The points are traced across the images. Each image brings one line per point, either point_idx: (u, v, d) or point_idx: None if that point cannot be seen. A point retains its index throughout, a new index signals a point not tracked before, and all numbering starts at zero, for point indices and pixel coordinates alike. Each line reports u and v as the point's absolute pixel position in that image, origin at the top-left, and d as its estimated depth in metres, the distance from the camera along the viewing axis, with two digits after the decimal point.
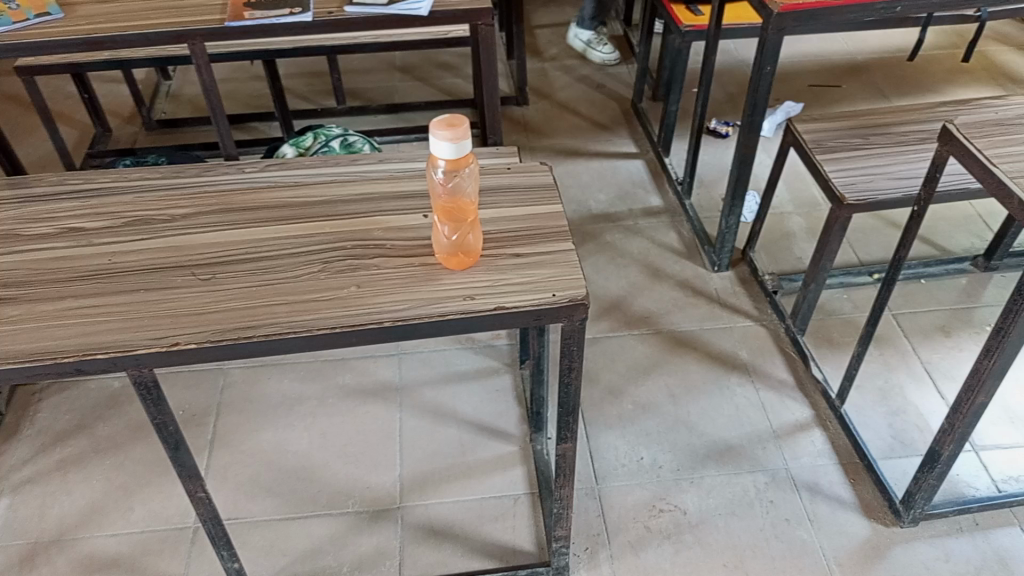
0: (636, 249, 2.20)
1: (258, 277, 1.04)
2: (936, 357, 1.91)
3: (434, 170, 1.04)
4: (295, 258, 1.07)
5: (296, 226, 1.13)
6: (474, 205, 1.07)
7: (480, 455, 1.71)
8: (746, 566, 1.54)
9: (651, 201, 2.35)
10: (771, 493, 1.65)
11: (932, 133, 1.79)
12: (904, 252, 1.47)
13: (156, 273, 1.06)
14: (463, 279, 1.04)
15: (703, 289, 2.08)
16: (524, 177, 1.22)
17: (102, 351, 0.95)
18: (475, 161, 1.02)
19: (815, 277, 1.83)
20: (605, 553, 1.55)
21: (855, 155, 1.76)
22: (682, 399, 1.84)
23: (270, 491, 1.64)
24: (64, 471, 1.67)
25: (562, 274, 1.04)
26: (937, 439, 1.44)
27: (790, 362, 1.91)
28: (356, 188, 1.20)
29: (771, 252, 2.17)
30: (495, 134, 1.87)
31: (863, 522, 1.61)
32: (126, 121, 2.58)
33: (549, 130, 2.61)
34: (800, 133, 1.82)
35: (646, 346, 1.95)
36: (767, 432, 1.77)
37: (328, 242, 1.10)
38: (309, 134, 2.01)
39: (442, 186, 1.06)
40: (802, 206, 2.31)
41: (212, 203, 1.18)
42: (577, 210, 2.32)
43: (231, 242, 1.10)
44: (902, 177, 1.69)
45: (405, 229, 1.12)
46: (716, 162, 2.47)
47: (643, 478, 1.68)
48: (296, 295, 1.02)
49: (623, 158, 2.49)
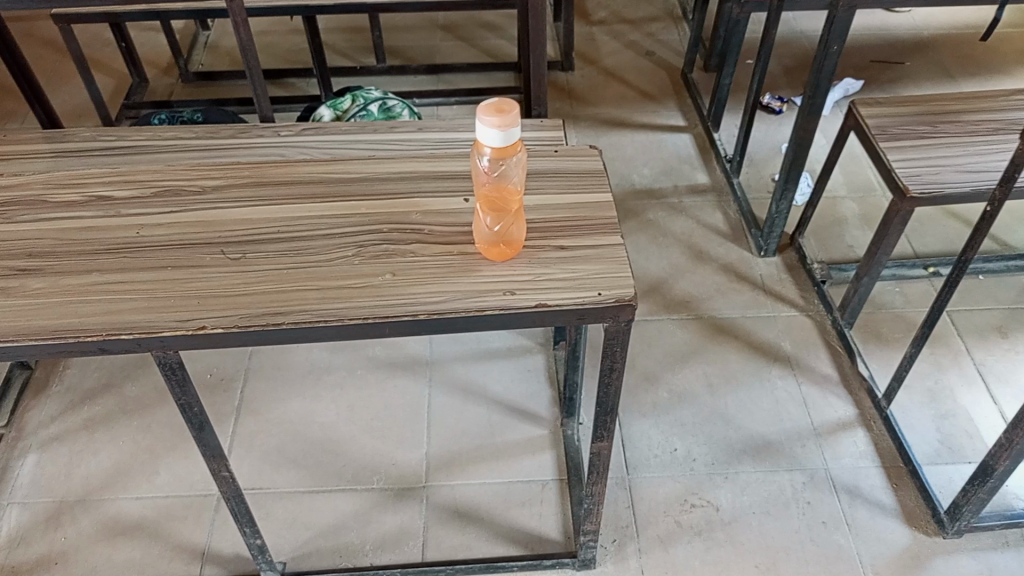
0: (679, 229, 2.11)
1: (291, 259, 0.99)
2: (991, 359, 1.83)
3: (479, 158, 0.98)
4: (329, 240, 1.02)
5: (330, 205, 1.07)
6: (518, 194, 1.02)
7: (510, 437, 1.67)
8: (780, 568, 1.49)
9: (697, 177, 2.26)
10: (809, 493, 1.60)
11: (1005, 123, 1.68)
12: (972, 253, 1.38)
13: (185, 249, 1.00)
14: (504, 271, 0.98)
15: (747, 275, 2.00)
16: (572, 160, 1.14)
17: (125, 332, 0.91)
18: (524, 149, 0.97)
19: (869, 270, 1.74)
20: (633, 547, 1.51)
21: (921, 144, 1.65)
22: (720, 389, 1.78)
23: (295, 463, 1.62)
24: (90, 430, 1.66)
25: (608, 271, 0.98)
26: (993, 452, 1.37)
27: (835, 356, 1.84)
28: (393, 163, 1.13)
29: (821, 239, 2.08)
30: (539, 105, 1.78)
31: (904, 530, 1.55)
32: (163, 72, 2.53)
33: (594, 98, 2.51)
34: (863, 118, 1.72)
35: (686, 332, 1.88)
36: (808, 429, 1.71)
37: (362, 223, 1.04)
38: (347, 96, 1.94)
39: (487, 174, 1.01)
40: (856, 190, 2.21)
41: (243, 175, 1.12)
42: (620, 184, 2.23)
43: (263, 218, 1.05)
44: (971, 169, 1.59)
45: (444, 212, 1.06)
46: (769, 140, 2.36)
47: (675, 470, 1.63)
48: (328, 281, 0.97)
49: (671, 131, 2.39)
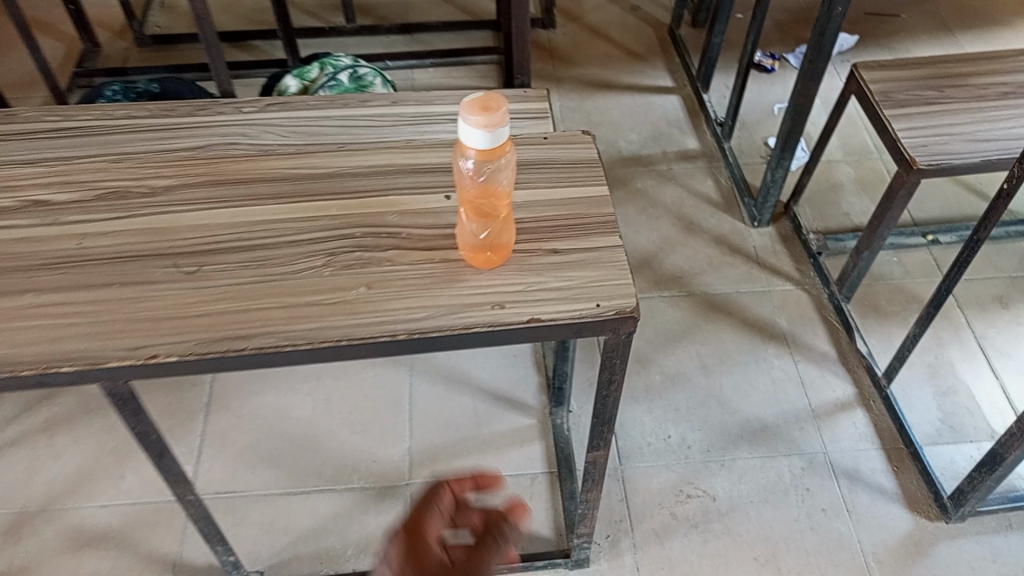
0: (669, 198, 2.02)
1: (254, 272, 0.89)
2: (992, 332, 1.78)
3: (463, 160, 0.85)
4: (295, 248, 0.91)
5: (295, 206, 0.96)
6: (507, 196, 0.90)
7: (496, 428, 1.59)
8: (779, 561, 1.44)
9: (687, 142, 2.15)
10: (807, 479, 1.55)
11: (1015, 87, 1.59)
12: (985, 233, 1.30)
13: (134, 262, 0.90)
14: (491, 281, 0.89)
15: (741, 247, 1.92)
16: (563, 148, 1.04)
17: (67, 364, 0.81)
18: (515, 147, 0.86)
19: (870, 244, 1.66)
20: (627, 542, 1.46)
21: (927, 111, 1.56)
22: (715, 370, 1.70)
23: (270, 462, 1.54)
24: (50, 433, 1.57)
25: (606, 279, 0.89)
26: (1002, 442, 1.31)
27: (833, 332, 1.77)
28: (365, 155, 1.02)
29: (817, 206, 2.00)
30: (521, 74, 1.66)
31: (905, 515, 1.51)
32: (116, 35, 2.36)
33: (578, 58, 2.39)
34: (865, 82, 1.62)
35: (678, 310, 1.80)
36: (805, 410, 1.64)
37: (332, 227, 0.93)
38: (315, 64, 1.80)
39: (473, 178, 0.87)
40: (851, 153, 2.12)
41: (197, 172, 1.00)
42: (606, 150, 2.12)
43: (220, 222, 0.94)
44: (980, 138, 1.50)
45: (424, 213, 0.95)
46: (761, 102, 2.25)
47: (670, 459, 1.57)
48: (295, 297, 0.87)
49: (659, 93, 2.28)
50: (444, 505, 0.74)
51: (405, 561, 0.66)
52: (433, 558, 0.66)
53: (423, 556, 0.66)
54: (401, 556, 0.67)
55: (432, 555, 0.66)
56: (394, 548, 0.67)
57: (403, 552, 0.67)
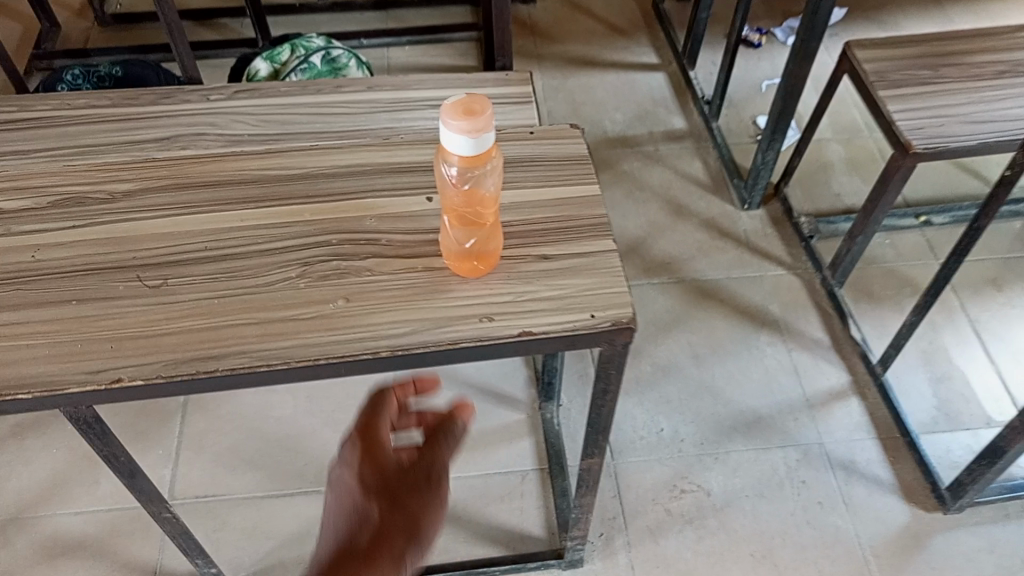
0: (657, 181, 1.96)
1: (224, 285, 0.82)
2: (986, 315, 1.75)
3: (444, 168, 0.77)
4: (268, 258, 0.85)
5: (266, 210, 0.89)
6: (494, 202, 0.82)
7: (484, 424, 1.55)
8: (776, 557, 1.42)
9: (673, 121, 2.09)
10: (803, 471, 1.52)
11: (1012, 65, 1.54)
12: (986, 221, 1.26)
13: (92, 276, 0.83)
14: (479, 292, 0.83)
15: (731, 231, 1.87)
16: (551, 143, 0.97)
17: (21, 392, 0.74)
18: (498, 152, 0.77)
19: (864, 228, 1.62)
20: (621, 541, 1.42)
21: (924, 91, 1.50)
22: (707, 360, 1.66)
23: (250, 465, 1.48)
24: (18, 438, 1.49)
25: (601, 287, 0.84)
26: (1004, 434, 1.28)
27: (826, 318, 1.73)
28: (341, 153, 0.95)
29: (808, 187, 1.95)
30: (503, 56, 1.59)
31: (903, 507, 1.48)
32: (76, 15, 2.24)
33: (560, 34, 2.31)
34: (860, 62, 1.57)
35: (668, 298, 1.75)
36: (799, 400, 1.61)
37: (307, 234, 0.87)
38: (286, 46, 1.71)
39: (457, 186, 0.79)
40: (841, 131, 2.07)
41: (160, 173, 0.93)
42: (591, 131, 2.06)
43: (186, 229, 0.87)
44: (978, 120, 1.45)
45: (405, 216, 0.89)
46: (749, 79, 2.19)
47: (663, 454, 1.53)
48: (268, 312, 0.80)
49: (643, 70, 2.21)
50: (390, 410, 0.86)
51: (364, 476, 0.78)
52: (388, 464, 0.80)
53: (379, 461, 0.80)
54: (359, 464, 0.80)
55: (388, 461, 0.80)
56: (351, 456, 0.80)
57: (362, 457, 0.80)
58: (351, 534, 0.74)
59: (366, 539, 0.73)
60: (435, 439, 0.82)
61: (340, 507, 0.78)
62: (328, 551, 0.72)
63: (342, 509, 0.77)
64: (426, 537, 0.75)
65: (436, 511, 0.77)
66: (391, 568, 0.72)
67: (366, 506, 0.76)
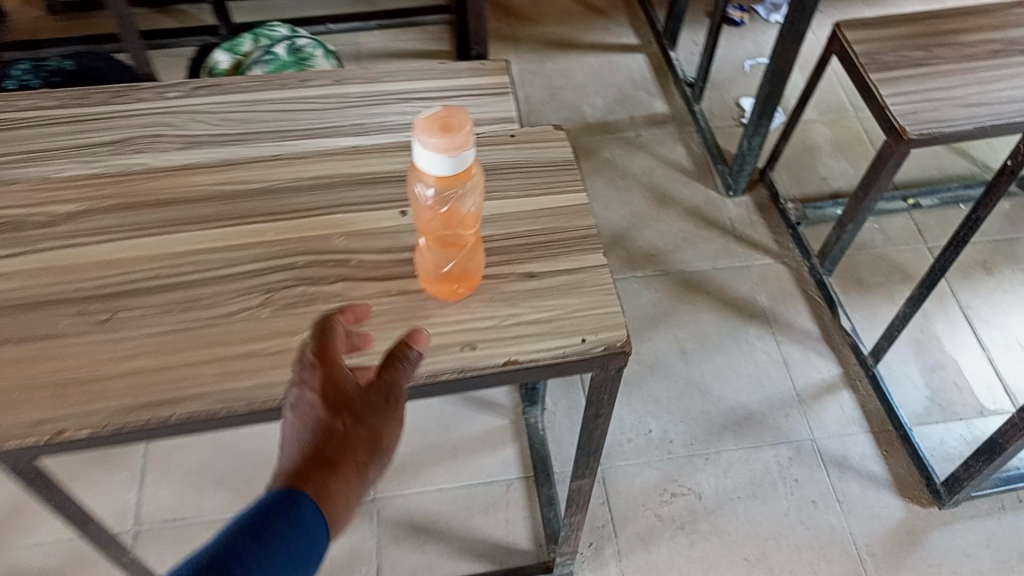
0: (639, 168, 1.90)
1: (179, 318, 0.75)
2: (977, 301, 1.71)
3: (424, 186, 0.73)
4: (227, 285, 0.78)
5: (225, 230, 0.82)
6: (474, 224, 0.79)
7: (466, 432, 1.49)
8: (770, 560, 1.38)
9: (655, 105, 2.02)
10: (795, 470, 1.48)
11: (1006, 44, 1.48)
12: (986, 212, 1.21)
13: (33, 311, 0.75)
14: (460, 317, 0.77)
15: (716, 219, 1.81)
16: (533, 148, 0.91)
17: None
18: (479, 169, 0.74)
19: (855, 216, 1.57)
20: (611, 550, 1.38)
21: (916, 73, 1.45)
22: (694, 356, 1.61)
23: (222, 483, 1.41)
24: None
25: (591, 307, 0.77)
26: (1003, 431, 1.24)
27: (815, 309, 1.68)
28: (306, 164, 0.88)
29: (794, 171, 1.90)
30: (477, 44, 1.51)
31: (897, 502, 1.45)
32: (26, 3, 2.13)
33: (536, 15, 2.22)
34: (849, 44, 1.50)
35: (653, 291, 1.70)
36: (790, 395, 1.57)
37: (270, 256, 0.80)
38: (247, 36, 1.62)
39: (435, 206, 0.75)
40: (827, 112, 2.01)
41: (107, 192, 0.85)
42: (570, 117, 1.99)
43: (136, 255, 0.80)
44: (972, 103, 1.40)
45: (377, 234, 0.82)
46: (731, 59, 2.13)
47: (652, 456, 1.48)
48: (229, 347, 0.74)
49: (623, 52, 2.14)
50: (341, 322, 0.70)
51: (323, 388, 0.65)
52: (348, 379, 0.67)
53: (341, 375, 0.67)
54: (318, 379, 0.66)
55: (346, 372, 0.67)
56: (311, 374, 0.65)
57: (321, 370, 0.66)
58: (311, 458, 0.63)
59: (325, 459, 0.63)
60: (395, 362, 0.67)
61: (297, 423, 0.66)
62: (289, 476, 0.62)
63: (301, 427, 0.64)
64: (387, 449, 0.67)
65: (400, 423, 0.67)
66: (353, 478, 0.64)
67: (330, 421, 0.64)
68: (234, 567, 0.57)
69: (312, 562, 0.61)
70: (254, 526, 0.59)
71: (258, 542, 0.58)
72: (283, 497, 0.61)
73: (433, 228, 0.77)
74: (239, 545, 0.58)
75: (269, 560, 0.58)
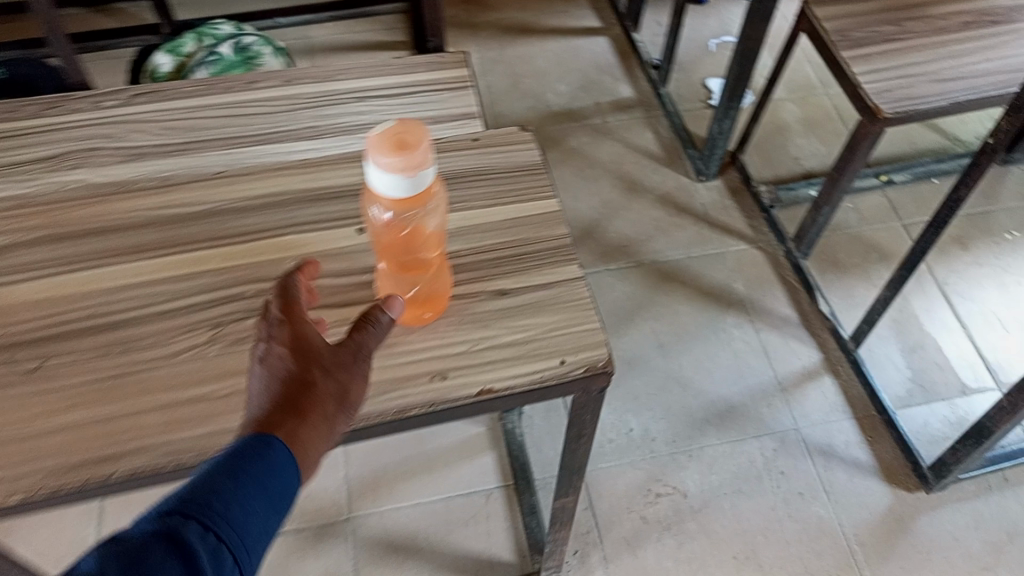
0: (607, 156, 1.84)
1: (117, 361, 0.69)
2: (954, 277, 1.68)
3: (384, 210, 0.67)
4: (170, 321, 0.72)
5: (166, 260, 0.76)
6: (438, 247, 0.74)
7: (442, 442, 1.43)
8: (759, 556, 1.35)
9: (620, 89, 1.97)
10: (781, 461, 1.44)
11: (977, 16, 1.44)
12: (967, 191, 1.18)
13: None
14: (428, 344, 0.71)
15: (688, 206, 1.76)
16: (499, 153, 0.85)
17: None
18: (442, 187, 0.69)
19: (830, 199, 1.53)
20: (597, 556, 1.33)
21: (888, 50, 1.40)
22: (672, 348, 1.57)
23: None
24: None
25: (568, 326, 0.72)
26: (991, 415, 1.21)
27: (793, 294, 1.65)
28: (253, 183, 0.82)
29: (765, 152, 1.86)
30: (433, 36, 1.44)
31: (884, 489, 1.42)
32: None
33: (494, 1, 2.15)
34: (818, 21, 1.46)
35: (627, 284, 1.65)
36: (772, 384, 1.53)
37: (215, 287, 0.74)
38: (190, 36, 1.53)
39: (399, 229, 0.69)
40: (795, 90, 1.97)
41: (35, 223, 0.78)
42: (533, 106, 1.92)
43: (69, 292, 0.73)
44: (946, 78, 1.36)
45: (334, 256, 0.76)
46: (695, 39, 2.08)
47: (634, 456, 1.44)
48: (175, 392, 0.67)
49: (584, 36, 2.08)
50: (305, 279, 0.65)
51: (290, 340, 0.60)
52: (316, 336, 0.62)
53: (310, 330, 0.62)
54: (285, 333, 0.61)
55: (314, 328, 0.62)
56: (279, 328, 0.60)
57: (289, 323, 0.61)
58: (277, 407, 0.58)
59: (293, 408, 0.58)
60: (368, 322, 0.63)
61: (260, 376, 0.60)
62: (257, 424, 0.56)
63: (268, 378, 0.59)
64: (355, 405, 0.62)
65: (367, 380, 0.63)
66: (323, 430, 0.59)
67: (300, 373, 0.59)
68: (213, 505, 0.52)
69: (289, 505, 0.56)
70: (229, 466, 0.54)
71: (235, 480, 0.53)
72: (252, 439, 0.56)
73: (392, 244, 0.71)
74: (216, 483, 0.52)
75: (249, 495, 0.53)
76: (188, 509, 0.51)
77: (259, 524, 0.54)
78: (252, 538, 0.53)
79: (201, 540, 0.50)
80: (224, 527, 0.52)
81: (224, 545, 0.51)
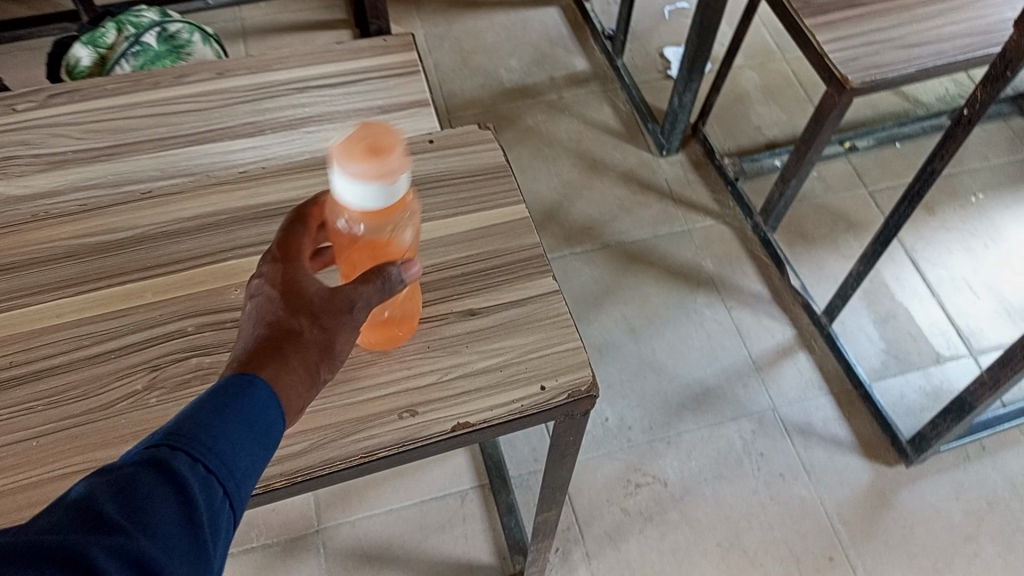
0: (565, 133, 1.77)
1: (44, 417, 0.61)
2: (922, 243, 1.66)
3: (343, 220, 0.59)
4: (102, 368, 0.64)
5: (94, 297, 0.68)
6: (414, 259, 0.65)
7: None
8: (743, 542, 1.32)
9: (574, 62, 1.89)
10: (760, 443, 1.41)
11: None
12: (943, 164, 1.14)
13: None
14: (392, 376, 0.64)
15: (651, 182, 1.71)
16: (458, 154, 0.78)
17: None
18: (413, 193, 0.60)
19: (798, 170, 1.49)
20: (579, 553, 1.29)
21: (852, 15, 1.35)
22: (644, 332, 1.52)
23: None
24: None
25: (547, 347, 0.66)
26: (972, 390, 1.19)
27: (762, 269, 1.61)
28: (185, 204, 0.74)
29: (726, 122, 1.80)
30: (376, 18, 1.34)
31: (864, 465, 1.40)
32: None
33: None
34: None
35: (594, 268, 1.59)
36: (746, 363, 1.50)
37: (152, 325, 0.66)
38: (109, 25, 1.41)
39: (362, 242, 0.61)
40: (754, 56, 1.92)
41: None
42: (485, 84, 1.84)
43: None
44: (913, 43, 1.31)
45: None
46: (649, 6, 2.00)
47: (611, 447, 1.40)
48: (111, 450, 0.60)
49: (534, 7, 1.99)
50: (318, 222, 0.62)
51: (281, 281, 0.57)
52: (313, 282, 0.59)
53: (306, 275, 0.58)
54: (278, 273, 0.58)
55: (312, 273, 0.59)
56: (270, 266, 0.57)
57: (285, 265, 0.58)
58: (258, 347, 0.54)
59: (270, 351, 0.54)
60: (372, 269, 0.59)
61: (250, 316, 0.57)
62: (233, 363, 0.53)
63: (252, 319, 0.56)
64: (342, 355, 0.58)
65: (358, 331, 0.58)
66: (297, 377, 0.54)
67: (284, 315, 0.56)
68: (201, 435, 0.47)
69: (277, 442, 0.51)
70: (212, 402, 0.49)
71: (221, 414, 0.48)
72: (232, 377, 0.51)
73: (365, 265, 0.63)
74: (203, 414, 0.48)
75: (236, 431, 0.48)
76: (174, 439, 0.46)
77: (249, 459, 0.48)
78: (244, 471, 0.48)
79: (191, 470, 0.45)
80: (214, 459, 0.46)
81: (215, 476, 0.46)
